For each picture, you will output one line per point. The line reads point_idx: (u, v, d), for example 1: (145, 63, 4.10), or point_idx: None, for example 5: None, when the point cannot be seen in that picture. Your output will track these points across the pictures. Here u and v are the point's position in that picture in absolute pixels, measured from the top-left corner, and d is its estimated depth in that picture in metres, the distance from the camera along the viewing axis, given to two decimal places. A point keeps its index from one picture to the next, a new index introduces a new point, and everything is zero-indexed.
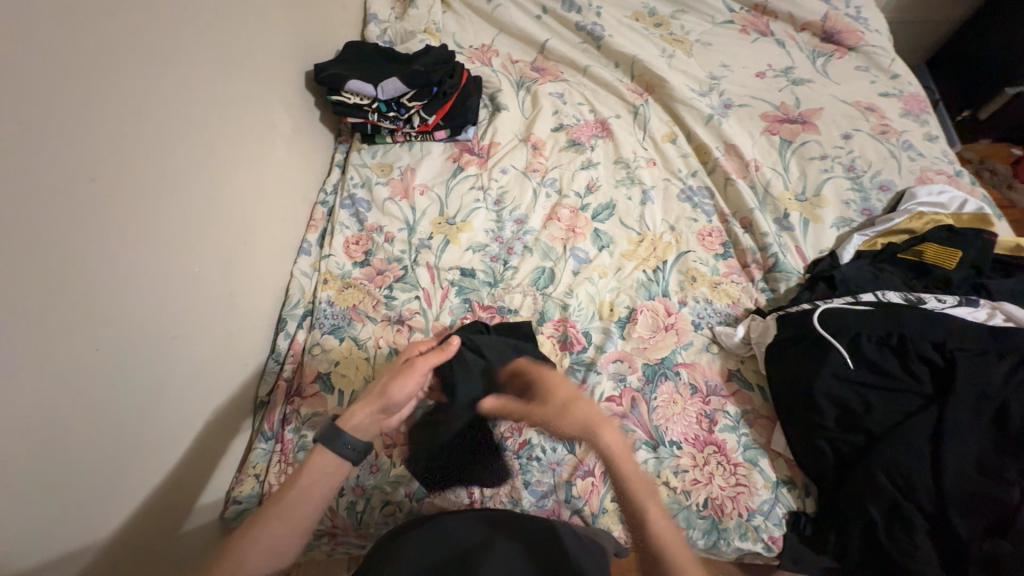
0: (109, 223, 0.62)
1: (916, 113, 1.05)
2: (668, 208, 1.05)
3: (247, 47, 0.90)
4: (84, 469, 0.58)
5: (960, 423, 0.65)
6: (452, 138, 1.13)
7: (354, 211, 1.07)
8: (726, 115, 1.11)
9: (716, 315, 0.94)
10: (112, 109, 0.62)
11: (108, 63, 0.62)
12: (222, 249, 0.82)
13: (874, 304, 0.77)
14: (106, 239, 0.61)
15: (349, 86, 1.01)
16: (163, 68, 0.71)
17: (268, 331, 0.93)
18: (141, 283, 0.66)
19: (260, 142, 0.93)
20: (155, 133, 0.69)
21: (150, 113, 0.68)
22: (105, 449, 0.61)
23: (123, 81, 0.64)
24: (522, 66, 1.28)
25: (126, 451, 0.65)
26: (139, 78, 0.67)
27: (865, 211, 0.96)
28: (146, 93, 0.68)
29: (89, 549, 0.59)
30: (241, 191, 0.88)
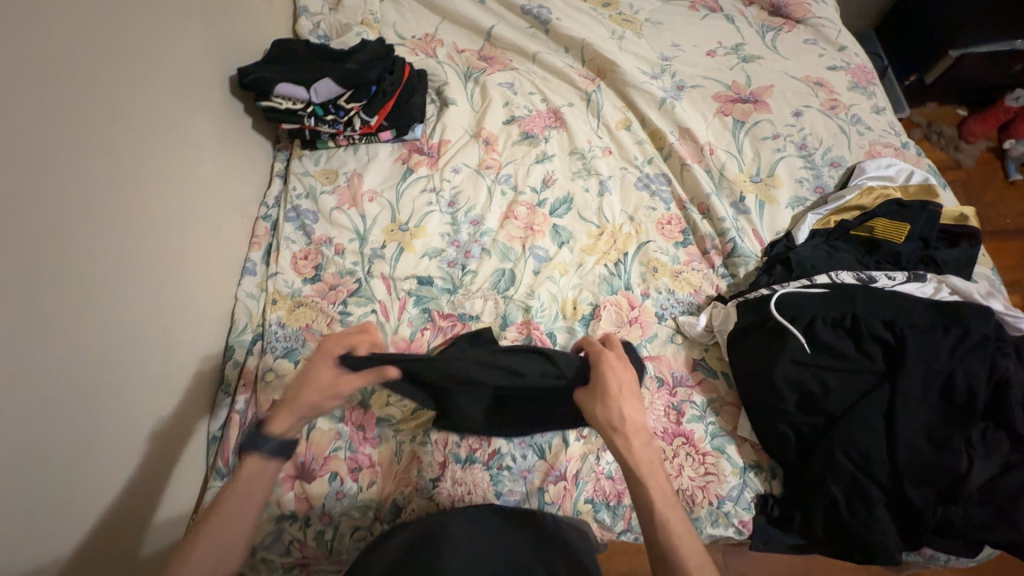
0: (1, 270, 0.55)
1: (863, 85, 1.05)
2: (626, 198, 1.03)
3: (157, 53, 0.81)
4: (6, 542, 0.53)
5: (912, 398, 0.67)
6: (399, 138, 1.07)
7: (299, 224, 1.01)
8: (679, 97, 1.09)
9: (679, 305, 0.93)
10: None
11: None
12: (150, 281, 0.76)
13: (828, 286, 0.77)
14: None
15: (279, 90, 0.93)
16: (53, 85, 0.63)
17: (215, 361, 0.87)
18: (50, 331, 0.60)
19: (184, 158, 0.86)
20: (51, 163, 0.62)
21: (42, 141, 0.61)
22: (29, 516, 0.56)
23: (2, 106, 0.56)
24: (469, 56, 1.22)
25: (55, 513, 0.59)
26: (22, 101, 0.59)
27: (818, 189, 0.96)
28: (34, 116, 0.60)
29: None
30: (167, 215, 0.81)
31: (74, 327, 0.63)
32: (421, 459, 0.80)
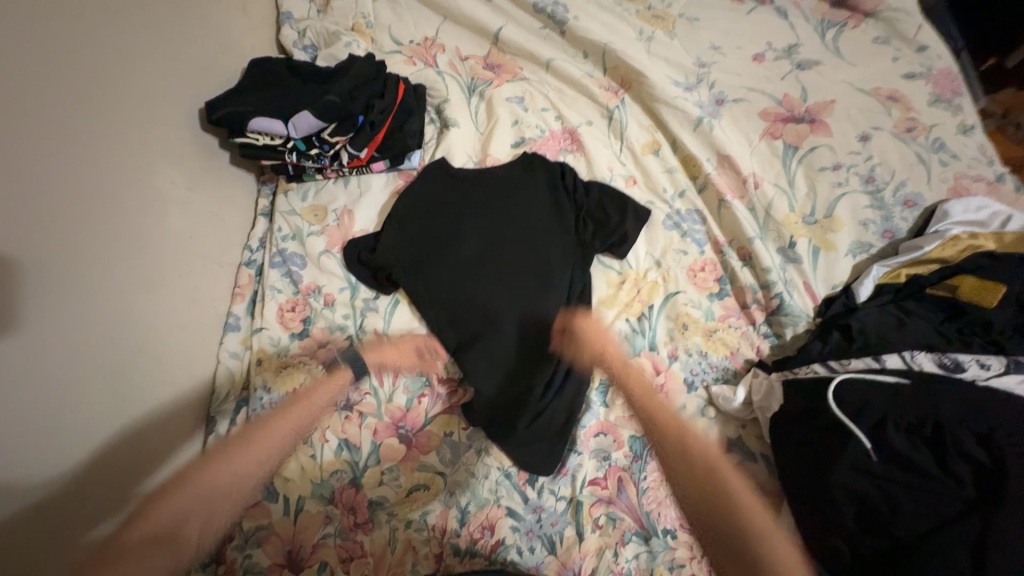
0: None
1: (948, 97, 0.87)
2: (652, 239, 0.89)
3: (110, 95, 0.70)
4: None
5: (1018, 538, 0.51)
6: (393, 167, 0.96)
7: (286, 270, 0.91)
8: (718, 114, 0.93)
9: (711, 371, 0.81)
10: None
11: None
12: (111, 365, 0.67)
13: (902, 374, 0.64)
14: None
15: (253, 127, 0.81)
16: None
17: (195, 435, 0.80)
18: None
19: (147, 213, 0.75)
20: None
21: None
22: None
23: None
24: (473, 64, 1.07)
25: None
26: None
27: (887, 233, 0.80)
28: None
29: None
30: (130, 284, 0.71)
31: (9, 446, 0.54)
32: (417, 549, 0.73)
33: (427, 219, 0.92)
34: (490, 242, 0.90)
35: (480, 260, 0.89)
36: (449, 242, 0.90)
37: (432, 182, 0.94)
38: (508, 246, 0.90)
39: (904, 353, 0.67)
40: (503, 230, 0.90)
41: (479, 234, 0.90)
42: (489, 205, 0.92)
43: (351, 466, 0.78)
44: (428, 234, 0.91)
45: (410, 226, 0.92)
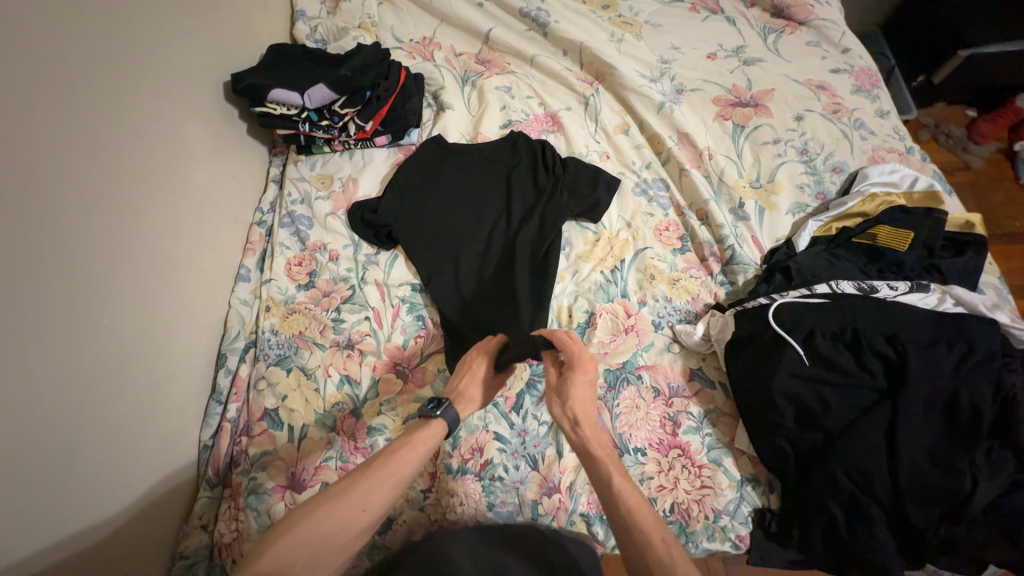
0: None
1: (867, 88, 1.03)
2: (623, 204, 1.01)
3: (151, 64, 0.82)
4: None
5: (913, 417, 0.65)
6: (394, 142, 1.07)
7: (294, 230, 1.00)
8: (678, 101, 1.08)
9: (676, 313, 0.91)
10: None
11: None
12: (135, 293, 0.75)
13: (829, 297, 0.75)
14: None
15: (272, 96, 0.92)
16: (24, 96, 0.61)
17: (207, 370, 0.87)
18: (25, 351, 0.58)
19: (173, 167, 0.84)
20: (23, 179, 0.60)
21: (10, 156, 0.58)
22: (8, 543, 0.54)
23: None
24: (466, 59, 1.21)
25: (42, 539, 0.58)
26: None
27: (820, 195, 0.94)
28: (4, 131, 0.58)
29: None
30: (159, 226, 0.80)
31: (60, 343, 0.62)
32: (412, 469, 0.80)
33: (425, 187, 1.03)
34: (470, 213, 1.02)
35: (466, 224, 1.01)
36: (437, 211, 1.01)
37: (427, 159, 1.05)
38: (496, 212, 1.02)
39: (831, 286, 0.79)
40: (484, 203, 1.03)
41: (465, 206, 1.02)
42: (478, 183, 1.04)
43: (351, 398, 0.85)
44: (420, 202, 1.02)
45: (403, 193, 1.02)
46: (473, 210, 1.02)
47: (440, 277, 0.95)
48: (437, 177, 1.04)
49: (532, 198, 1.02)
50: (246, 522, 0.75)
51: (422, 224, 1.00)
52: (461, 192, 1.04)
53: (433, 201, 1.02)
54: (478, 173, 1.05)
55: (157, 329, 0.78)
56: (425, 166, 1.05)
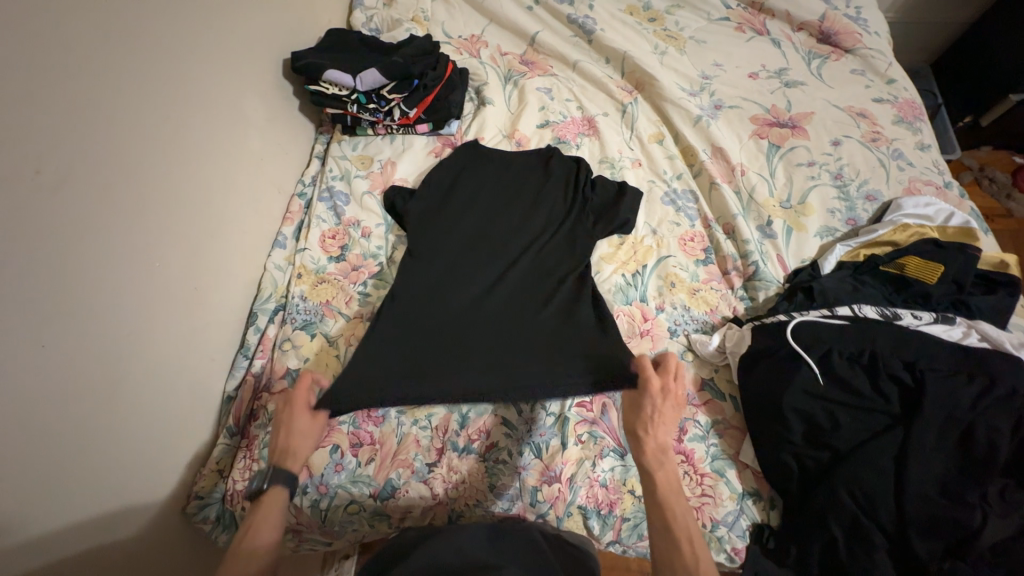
0: (38, 221, 0.57)
1: (909, 120, 1.03)
2: (651, 211, 1.03)
3: (220, 38, 0.88)
4: (32, 478, 0.57)
5: (925, 444, 0.65)
6: (434, 131, 1.11)
7: (332, 205, 1.05)
8: (715, 116, 1.09)
9: (693, 322, 0.92)
10: (32, 94, 0.57)
11: (28, 41, 0.56)
12: (184, 244, 0.79)
13: (851, 320, 0.75)
14: (37, 237, 0.57)
15: (327, 76, 0.97)
16: (111, 54, 0.67)
17: (238, 326, 0.92)
18: (85, 284, 0.63)
19: (228, 133, 0.90)
20: (98, 127, 0.65)
21: (87, 104, 0.64)
22: (52, 456, 0.59)
23: (49, 66, 0.59)
24: (511, 59, 1.25)
25: (84, 460, 0.63)
26: (73, 65, 0.62)
27: (850, 221, 0.94)
28: (84, 82, 0.63)
29: (52, 545, 0.59)
30: (212, 186, 0.86)
31: (119, 280, 0.68)
32: (420, 443, 0.83)
33: (428, 242, 0.97)
34: (476, 266, 0.94)
35: (467, 287, 0.91)
36: (445, 250, 0.96)
37: (436, 190, 1.03)
38: (524, 200, 1.03)
39: (852, 310, 0.79)
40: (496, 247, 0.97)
41: (469, 263, 0.95)
42: (487, 233, 0.99)
43: None
44: (420, 263, 0.94)
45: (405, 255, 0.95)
46: (496, 218, 1.00)
47: (430, 339, 0.84)
48: (448, 227, 0.99)
49: (561, 190, 1.03)
50: (259, 473, 0.79)
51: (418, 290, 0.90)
52: (464, 247, 0.97)
53: (436, 259, 0.95)
54: (490, 221, 1.00)
55: (199, 281, 0.83)
56: (433, 211, 1.01)
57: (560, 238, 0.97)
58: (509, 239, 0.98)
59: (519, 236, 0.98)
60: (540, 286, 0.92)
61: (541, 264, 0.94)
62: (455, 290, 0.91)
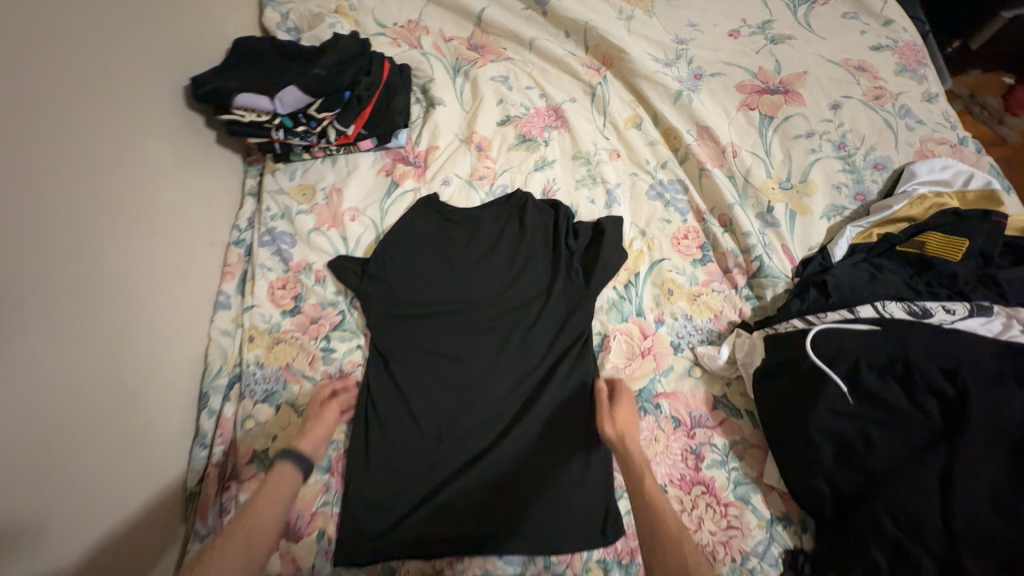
0: None
1: (912, 67, 0.91)
2: (637, 209, 0.91)
3: (100, 71, 0.71)
4: None
5: (976, 460, 0.56)
6: (381, 146, 0.96)
7: (276, 249, 0.91)
8: (697, 88, 0.96)
9: (697, 333, 0.83)
10: None
11: None
12: (99, 340, 0.66)
13: (876, 323, 0.67)
14: None
15: (239, 102, 0.81)
16: None
17: (187, 410, 0.79)
18: None
19: (131, 190, 0.74)
20: None
21: None
22: None
23: None
24: (457, 45, 1.08)
25: None
26: None
27: (859, 196, 0.83)
28: None
29: None
30: (123, 258, 0.71)
31: (14, 407, 0.54)
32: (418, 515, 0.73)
33: (399, 361, 0.83)
34: (458, 378, 0.82)
35: (455, 408, 0.80)
36: (417, 285, 0.87)
37: (387, 281, 0.87)
38: (496, 219, 0.91)
39: (876, 309, 0.69)
40: (473, 338, 0.84)
41: (450, 375, 0.82)
42: (460, 330, 0.85)
43: (345, 435, 0.80)
44: (399, 395, 0.81)
45: (375, 388, 0.81)
46: (464, 252, 0.90)
47: (419, 390, 0.81)
48: (417, 338, 0.84)
49: (532, 201, 0.92)
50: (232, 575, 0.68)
51: (402, 431, 0.79)
52: (440, 357, 0.83)
53: (415, 383, 0.81)
54: (462, 312, 0.86)
55: (127, 374, 0.70)
56: (394, 316, 0.85)
57: (534, 260, 0.88)
58: (486, 266, 0.88)
59: (490, 262, 0.89)
60: (517, 323, 0.84)
61: (517, 296, 0.86)
62: (444, 418, 0.79)
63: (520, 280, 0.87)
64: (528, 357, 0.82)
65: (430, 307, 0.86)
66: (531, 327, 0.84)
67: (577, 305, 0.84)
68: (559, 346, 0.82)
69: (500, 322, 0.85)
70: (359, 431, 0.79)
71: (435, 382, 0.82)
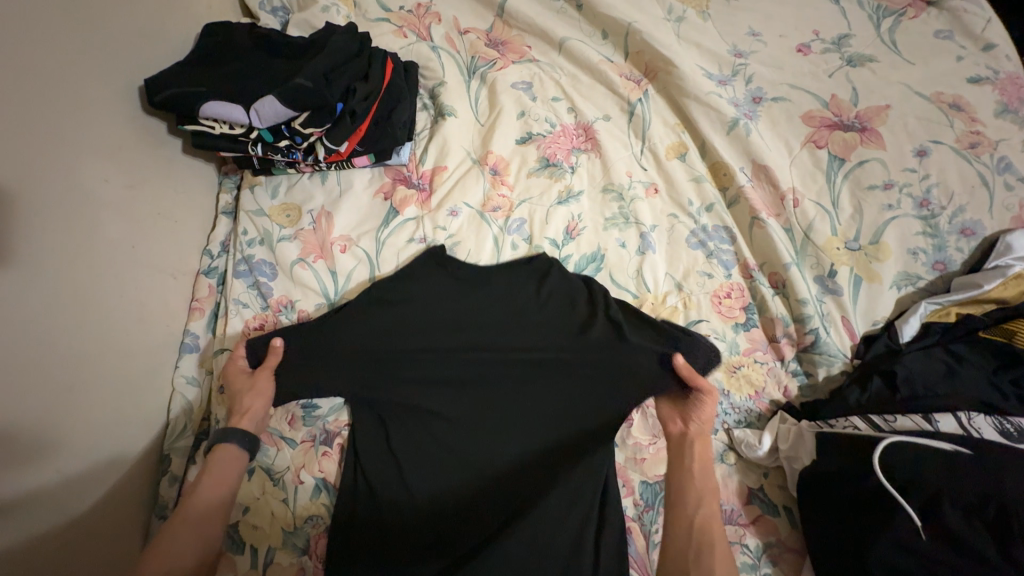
0: None
1: (1016, 106, 0.75)
2: (674, 259, 0.79)
3: (29, 66, 0.55)
4: None
5: None
6: (379, 162, 0.82)
7: (253, 281, 0.78)
8: (755, 115, 0.81)
9: (734, 412, 0.72)
10: None
11: None
12: (32, 415, 0.54)
13: (960, 442, 0.56)
14: None
15: (206, 113, 0.67)
16: None
17: (144, 475, 0.68)
18: None
19: (74, 221, 0.60)
20: None
21: None
22: None
23: None
24: (474, 39, 0.92)
25: None
26: None
27: (938, 265, 0.71)
28: None
29: None
30: (65, 304, 0.58)
31: None
32: None
33: (397, 427, 0.70)
34: (472, 459, 0.68)
35: (477, 513, 0.65)
36: (423, 334, 0.73)
37: (371, 334, 0.72)
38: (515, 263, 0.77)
39: (960, 422, 0.58)
40: (488, 421, 0.69)
41: (470, 467, 0.68)
42: (478, 411, 0.70)
43: (329, 510, 0.68)
44: (407, 492, 0.67)
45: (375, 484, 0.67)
46: (476, 301, 0.75)
47: (420, 465, 0.68)
48: (429, 420, 0.70)
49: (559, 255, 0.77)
50: None
51: (410, 543, 0.64)
52: (456, 447, 0.69)
53: (426, 478, 0.67)
54: (471, 373, 0.72)
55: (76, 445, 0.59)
56: (389, 372, 0.71)
57: (565, 319, 0.74)
58: (503, 319, 0.74)
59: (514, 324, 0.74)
60: (540, 394, 0.71)
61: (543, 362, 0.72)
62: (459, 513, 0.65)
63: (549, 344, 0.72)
64: (543, 433, 0.69)
65: (435, 365, 0.72)
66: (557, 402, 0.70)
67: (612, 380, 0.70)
68: (581, 429, 0.68)
69: (520, 397, 0.71)
70: (349, 526, 0.65)
71: (438, 457, 0.68)
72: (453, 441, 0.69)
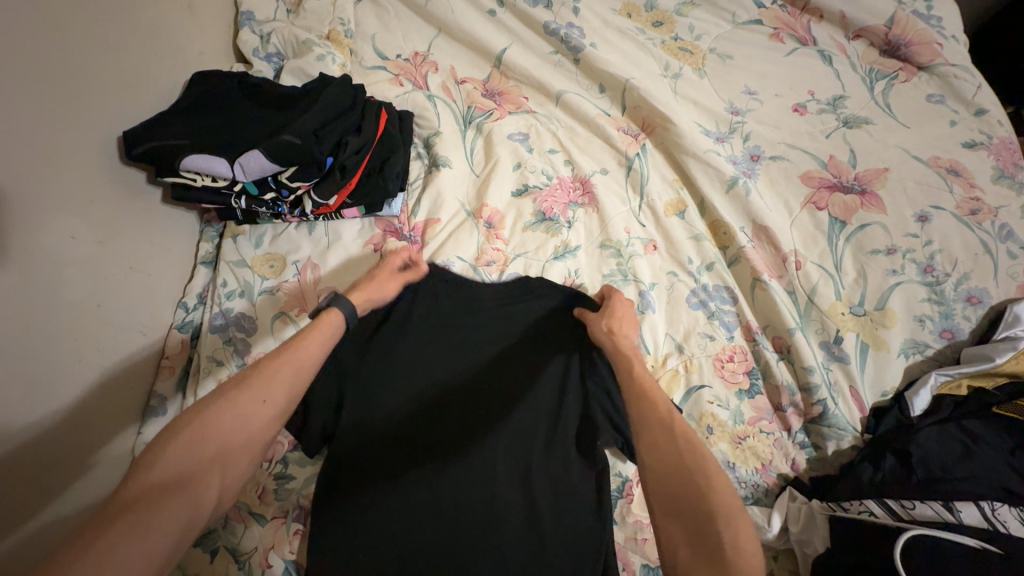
0: None
1: (1013, 173, 0.76)
2: (674, 318, 0.75)
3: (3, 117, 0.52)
4: None
5: None
6: (370, 213, 0.80)
7: (227, 335, 0.73)
8: (753, 173, 0.81)
9: (741, 488, 0.67)
10: None
11: None
12: None
13: (982, 538, 0.52)
14: None
15: (187, 165, 0.64)
16: None
17: None
18: None
19: (36, 284, 0.55)
20: None
21: None
22: None
23: None
24: (471, 89, 0.91)
25: None
26: None
27: (946, 333, 0.69)
28: None
29: None
30: (22, 371, 0.53)
31: None
32: None
33: (385, 516, 0.61)
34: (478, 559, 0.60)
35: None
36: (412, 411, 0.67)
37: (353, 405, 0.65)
38: (526, 333, 0.72)
39: (987, 518, 0.53)
40: (484, 512, 0.62)
41: (445, 497, 0.62)
42: (453, 433, 0.66)
43: None
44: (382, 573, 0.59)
45: (344, 525, 0.60)
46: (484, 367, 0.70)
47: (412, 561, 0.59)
48: (402, 443, 0.65)
49: (547, 286, 0.74)
50: None
51: None
52: (450, 547, 0.60)
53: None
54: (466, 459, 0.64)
55: (23, 531, 0.53)
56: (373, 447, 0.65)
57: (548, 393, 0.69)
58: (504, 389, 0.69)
59: (481, 341, 0.71)
60: (524, 480, 0.64)
61: (517, 391, 0.69)
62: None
63: (531, 399, 0.68)
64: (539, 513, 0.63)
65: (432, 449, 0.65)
66: (545, 466, 0.65)
67: (595, 423, 0.66)
68: (574, 518, 0.63)
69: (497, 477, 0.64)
70: None
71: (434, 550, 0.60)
72: (455, 531, 0.61)
